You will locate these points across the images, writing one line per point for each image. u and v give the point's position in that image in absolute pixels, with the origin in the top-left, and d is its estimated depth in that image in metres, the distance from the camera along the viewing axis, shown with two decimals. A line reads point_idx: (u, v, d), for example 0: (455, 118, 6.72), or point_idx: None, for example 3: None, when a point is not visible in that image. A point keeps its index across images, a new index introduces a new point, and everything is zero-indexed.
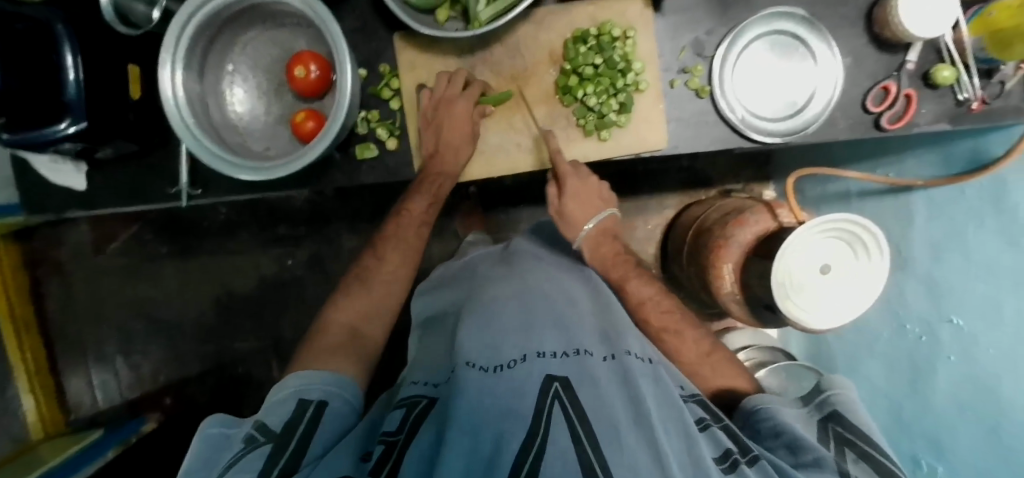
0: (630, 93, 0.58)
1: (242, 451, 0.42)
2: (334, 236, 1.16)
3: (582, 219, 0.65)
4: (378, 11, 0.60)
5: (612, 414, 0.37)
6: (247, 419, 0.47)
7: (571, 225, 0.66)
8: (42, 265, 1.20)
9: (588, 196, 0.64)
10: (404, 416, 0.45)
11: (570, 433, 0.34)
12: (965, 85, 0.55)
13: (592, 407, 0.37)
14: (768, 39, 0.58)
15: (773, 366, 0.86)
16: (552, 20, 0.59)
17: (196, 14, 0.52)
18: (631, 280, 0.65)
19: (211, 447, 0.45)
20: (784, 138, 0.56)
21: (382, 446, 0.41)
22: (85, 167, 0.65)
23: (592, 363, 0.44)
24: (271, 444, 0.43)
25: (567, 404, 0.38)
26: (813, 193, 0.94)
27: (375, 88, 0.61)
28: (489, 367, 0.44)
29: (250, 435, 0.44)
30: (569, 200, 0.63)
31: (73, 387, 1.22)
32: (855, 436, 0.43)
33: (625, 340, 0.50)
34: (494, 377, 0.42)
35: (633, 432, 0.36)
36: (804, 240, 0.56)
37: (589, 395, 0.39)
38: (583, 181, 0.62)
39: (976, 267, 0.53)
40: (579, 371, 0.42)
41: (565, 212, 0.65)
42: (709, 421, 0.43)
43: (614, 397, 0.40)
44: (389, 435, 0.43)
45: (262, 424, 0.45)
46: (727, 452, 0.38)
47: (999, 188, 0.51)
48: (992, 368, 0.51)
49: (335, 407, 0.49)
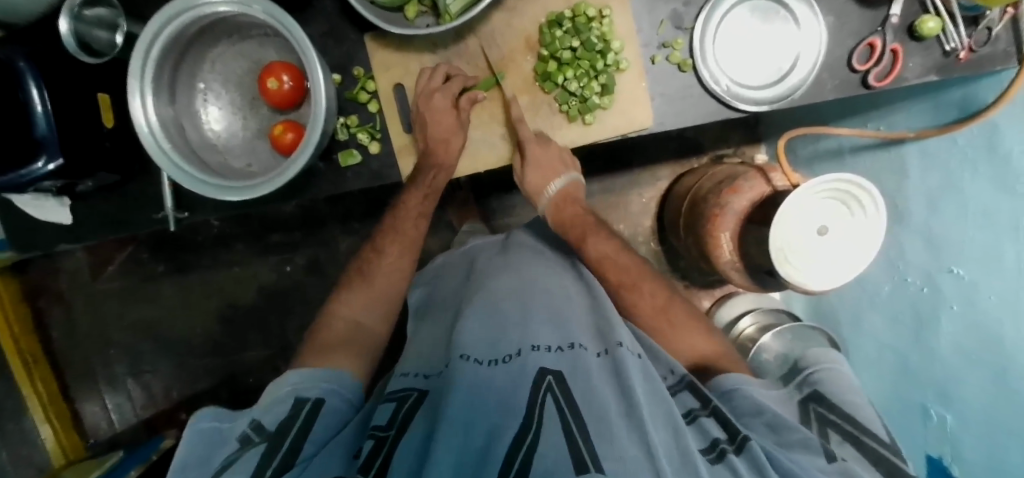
0: (612, 74, 0.57)
1: (236, 451, 0.41)
2: (329, 239, 1.15)
3: (543, 186, 0.64)
4: (346, 13, 0.58)
5: (605, 406, 0.37)
6: (244, 414, 0.46)
7: (533, 191, 0.65)
8: (43, 295, 1.20)
9: (551, 164, 0.62)
10: (395, 409, 0.45)
11: (563, 426, 0.35)
12: (951, 34, 0.53)
13: (585, 400, 0.38)
14: (747, 5, 0.57)
15: (778, 329, 0.88)
16: (525, 6, 0.58)
17: (162, 31, 0.50)
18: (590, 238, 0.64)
19: (203, 437, 0.44)
20: (771, 105, 0.55)
21: (372, 441, 0.41)
22: (68, 200, 0.64)
23: (587, 358, 0.45)
24: (265, 444, 0.42)
25: (560, 399, 0.38)
26: (805, 153, 0.93)
27: (351, 93, 0.59)
28: (483, 360, 0.45)
29: (245, 434, 0.43)
30: (533, 169, 0.61)
31: (88, 412, 1.23)
32: (839, 417, 0.45)
33: (618, 332, 0.50)
34: (489, 371, 0.44)
35: (625, 424, 0.36)
36: (802, 202, 0.56)
37: (580, 389, 0.40)
38: (545, 149, 0.60)
39: (975, 215, 0.53)
40: (572, 365, 0.43)
41: (527, 181, 0.63)
42: (697, 412, 0.43)
43: (605, 390, 0.40)
44: (379, 430, 0.42)
45: (257, 424, 0.44)
46: (714, 442, 0.39)
47: (991, 136, 0.51)
48: (994, 315, 0.51)
49: (332, 405, 0.49)
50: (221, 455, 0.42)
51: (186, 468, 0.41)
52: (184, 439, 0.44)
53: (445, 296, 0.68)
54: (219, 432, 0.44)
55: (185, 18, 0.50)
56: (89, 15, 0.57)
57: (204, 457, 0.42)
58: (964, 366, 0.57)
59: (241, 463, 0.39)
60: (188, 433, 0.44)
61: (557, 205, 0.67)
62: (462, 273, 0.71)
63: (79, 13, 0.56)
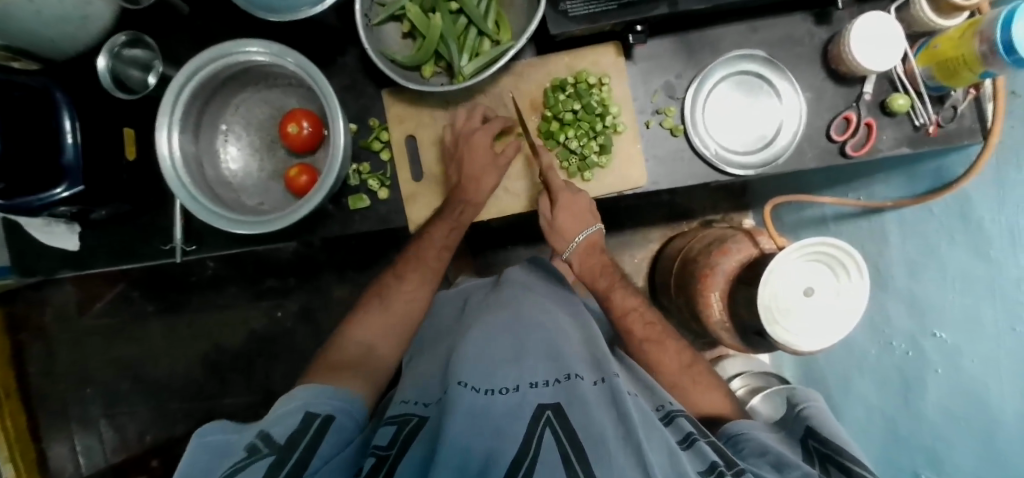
0: (609, 135, 0.61)
1: (243, 460, 0.39)
2: (324, 287, 1.15)
3: (573, 233, 0.64)
4: (366, 69, 0.63)
5: (602, 431, 0.38)
6: (252, 426, 0.44)
7: (561, 238, 0.65)
8: (26, 328, 1.18)
9: (579, 211, 0.62)
10: (396, 431, 0.45)
11: (560, 455, 0.36)
12: (920, 111, 0.59)
13: (584, 429, 0.39)
14: (733, 80, 0.62)
15: (768, 391, 0.86)
16: (531, 72, 0.63)
17: (194, 75, 0.54)
18: (616, 288, 0.64)
19: (206, 451, 0.42)
20: (756, 170, 0.59)
21: (373, 460, 0.41)
22: (79, 228, 0.66)
23: (583, 387, 0.45)
24: (272, 456, 0.40)
25: (558, 430, 0.39)
26: (790, 220, 0.97)
27: (365, 142, 0.63)
28: (481, 388, 0.45)
29: (252, 444, 0.41)
30: (563, 215, 0.62)
31: (55, 453, 1.18)
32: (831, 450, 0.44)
33: (613, 363, 0.51)
34: (487, 400, 0.44)
35: (621, 445, 0.37)
36: (787, 263, 0.58)
37: (579, 415, 0.40)
38: (573, 195, 0.61)
39: (952, 281, 0.56)
40: (568, 395, 0.44)
41: (555, 225, 0.63)
42: (694, 436, 0.43)
43: (602, 416, 0.41)
44: (381, 449, 0.43)
45: (265, 436, 0.42)
46: (712, 465, 0.38)
47: (964, 205, 0.54)
48: (976, 374, 0.52)
49: (341, 422, 0.48)
50: (227, 463, 0.40)
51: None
52: (187, 453, 0.43)
53: (442, 331, 0.69)
54: (227, 443, 0.43)
55: (219, 65, 0.54)
56: (126, 54, 0.62)
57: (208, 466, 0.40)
58: (947, 426, 0.58)
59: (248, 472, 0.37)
60: (193, 445, 0.43)
61: (581, 253, 0.66)
62: (459, 309, 0.72)
63: (118, 52, 0.61)
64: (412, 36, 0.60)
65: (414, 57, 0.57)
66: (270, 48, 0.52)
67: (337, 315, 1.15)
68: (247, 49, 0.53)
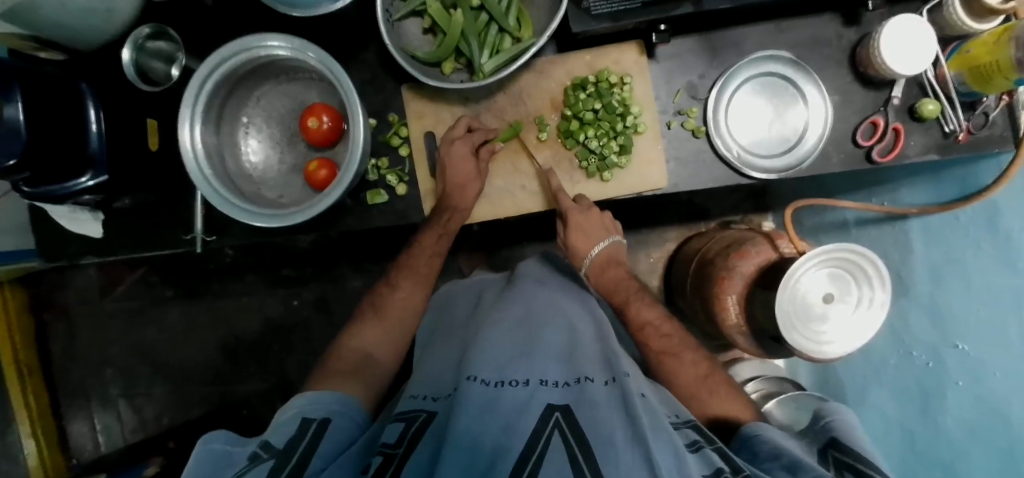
0: (630, 136, 0.60)
1: (245, 467, 0.41)
2: (339, 278, 1.16)
3: (587, 249, 0.68)
4: (385, 64, 0.63)
5: (610, 432, 0.39)
6: (254, 438, 0.46)
7: (577, 253, 0.70)
8: (50, 309, 1.21)
9: (591, 228, 0.66)
10: (405, 428, 0.46)
11: (568, 456, 0.36)
12: (950, 117, 0.57)
13: (591, 431, 0.39)
14: (758, 81, 0.61)
15: (781, 397, 0.85)
16: (552, 70, 0.62)
17: (218, 69, 0.54)
18: (632, 301, 0.66)
19: (212, 458, 0.44)
20: (779, 174, 0.58)
21: (381, 458, 0.42)
22: (102, 215, 0.67)
23: (593, 389, 0.46)
24: (273, 459, 0.42)
25: (566, 432, 0.39)
26: (810, 223, 0.96)
27: (384, 137, 0.64)
28: (491, 381, 0.46)
29: (254, 452, 0.43)
30: (575, 232, 0.65)
31: (76, 431, 1.22)
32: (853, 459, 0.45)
33: (622, 362, 0.51)
34: (496, 394, 0.44)
35: (631, 448, 0.38)
36: (805, 270, 0.57)
37: (587, 417, 0.41)
38: (585, 214, 0.63)
39: (977, 291, 0.54)
40: (577, 397, 0.44)
41: (570, 243, 0.68)
42: (701, 443, 0.43)
43: (610, 418, 0.41)
44: (388, 447, 0.43)
45: (265, 443, 0.45)
46: (717, 470, 0.38)
47: (993, 215, 0.53)
48: (1000, 392, 0.51)
49: (337, 423, 0.50)
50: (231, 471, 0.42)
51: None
52: (192, 461, 0.44)
53: (455, 327, 0.70)
54: (229, 454, 0.44)
55: (240, 58, 0.54)
56: (150, 47, 0.62)
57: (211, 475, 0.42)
58: (968, 443, 0.57)
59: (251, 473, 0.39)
60: (198, 453, 0.44)
61: (600, 267, 0.70)
62: (472, 305, 0.74)
63: (142, 44, 0.61)
64: (432, 32, 0.60)
65: (434, 53, 0.57)
66: (292, 42, 0.53)
67: (352, 306, 1.16)
68: (269, 43, 0.53)
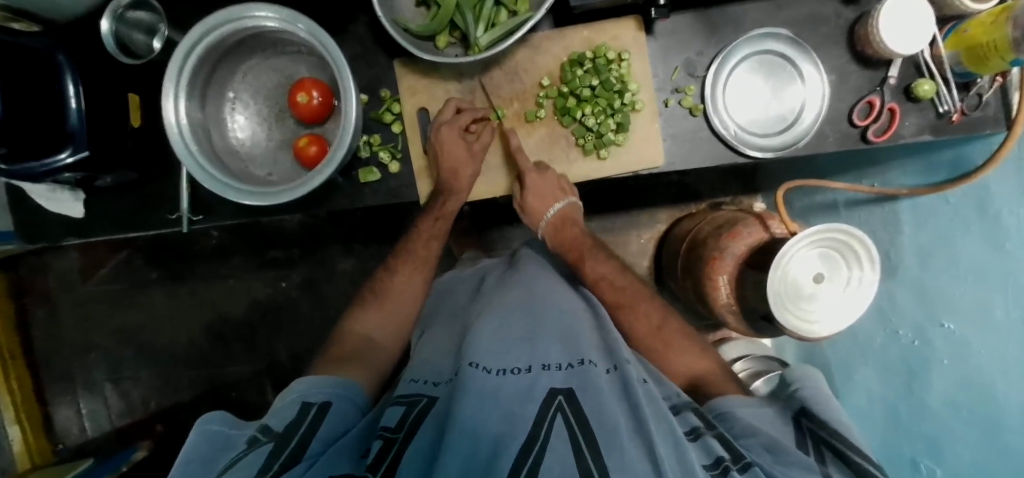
0: (627, 113, 0.60)
1: (244, 452, 0.41)
2: (328, 259, 1.15)
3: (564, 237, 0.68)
4: (376, 38, 0.62)
5: (615, 422, 0.39)
6: (252, 424, 0.46)
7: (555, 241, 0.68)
8: (30, 292, 1.18)
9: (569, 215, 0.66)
10: (405, 412, 0.46)
11: (571, 443, 0.36)
12: (945, 97, 0.57)
13: (595, 416, 0.39)
14: (756, 59, 0.60)
15: (768, 376, 0.87)
16: (548, 45, 0.61)
17: (203, 40, 0.52)
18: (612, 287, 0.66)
19: (210, 440, 0.43)
20: (775, 153, 0.59)
21: (381, 441, 0.41)
22: (83, 195, 0.65)
23: (597, 374, 0.45)
24: (272, 443, 0.42)
25: (569, 416, 0.39)
26: (801, 205, 0.97)
27: (376, 113, 0.62)
28: (493, 369, 0.45)
29: (253, 437, 0.43)
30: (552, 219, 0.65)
31: (60, 417, 1.20)
32: (828, 434, 0.45)
33: (624, 351, 0.51)
34: (500, 382, 0.44)
35: (634, 437, 0.38)
36: (799, 250, 0.57)
37: (590, 402, 0.41)
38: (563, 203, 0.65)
39: (965, 272, 0.55)
40: (582, 380, 0.44)
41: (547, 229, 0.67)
42: (701, 429, 0.44)
43: (614, 405, 0.41)
44: (388, 430, 0.43)
45: (264, 427, 0.45)
46: (718, 460, 0.39)
47: (981, 196, 0.54)
48: (984, 370, 0.52)
49: (339, 407, 0.50)
50: (227, 458, 0.41)
51: (189, 467, 0.41)
52: (188, 442, 0.43)
53: (455, 309, 0.69)
54: (228, 437, 0.44)
55: (225, 29, 0.52)
56: (131, 17, 0.59)
57: (210, 459, 0.42)
58: (953, 420, 0.58)
59: (249, 458, 0.39)
60: (195, 434, 0.44)
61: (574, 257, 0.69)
62: (471, 290, 0.72)
63: (122, 14, 0.58)
64: (426, 4, 0.58)
65: (428, 26, 0.55)
66: (281, 13, 0.51)
67: (340, 287, 1.15)
68: (257, 13, 0.51)
